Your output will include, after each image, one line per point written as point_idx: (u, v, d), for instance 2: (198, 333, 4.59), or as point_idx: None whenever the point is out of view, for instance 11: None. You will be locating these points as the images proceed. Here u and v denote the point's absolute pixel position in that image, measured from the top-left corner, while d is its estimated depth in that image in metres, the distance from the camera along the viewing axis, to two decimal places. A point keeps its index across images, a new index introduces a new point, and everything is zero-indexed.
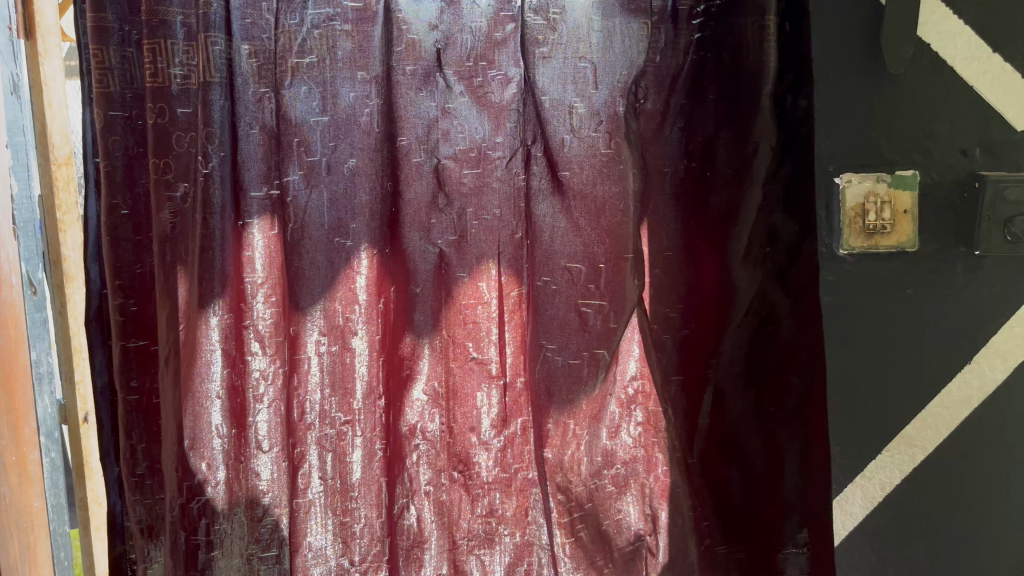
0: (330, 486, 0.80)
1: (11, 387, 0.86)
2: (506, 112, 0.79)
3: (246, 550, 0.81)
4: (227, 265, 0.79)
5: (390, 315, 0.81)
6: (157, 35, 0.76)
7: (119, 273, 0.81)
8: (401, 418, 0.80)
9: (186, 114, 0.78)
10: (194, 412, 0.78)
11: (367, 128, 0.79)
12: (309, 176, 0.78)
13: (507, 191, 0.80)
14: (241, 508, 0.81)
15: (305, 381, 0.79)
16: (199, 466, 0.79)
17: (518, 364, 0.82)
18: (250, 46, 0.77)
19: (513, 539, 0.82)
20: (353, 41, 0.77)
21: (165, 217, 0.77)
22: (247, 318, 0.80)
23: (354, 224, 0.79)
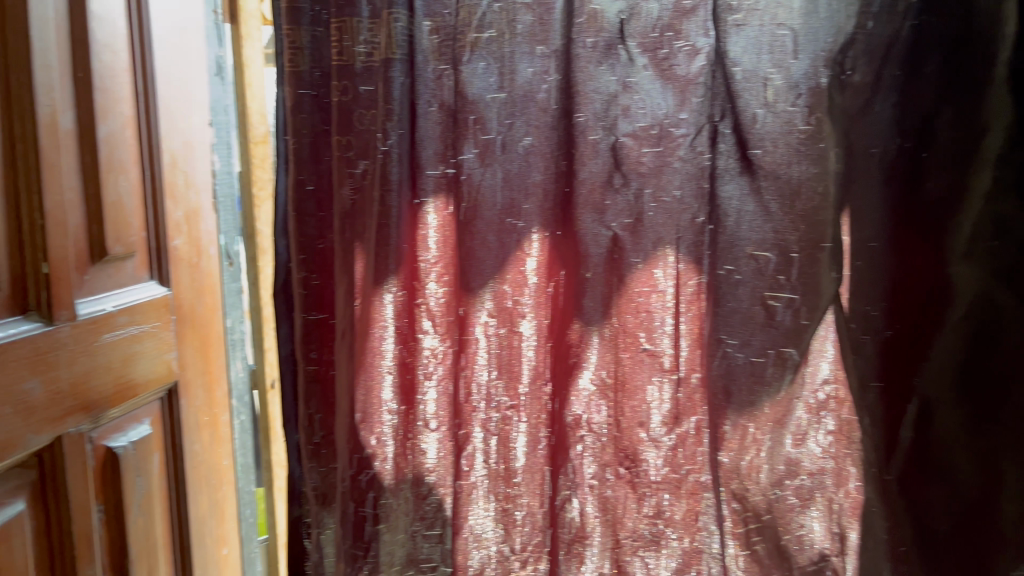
0: (493, 470, 0.79)
1: (207, 350, 0.91)
2: (693, 86, 0.73)
3: (410, 526, 0.83)
4: (403, 243, 0.80)
5: (559, 299, 0.78)
6: (345, 13, 0.78)
7: (303, 247, 0.84)
8: (567, 407, 0.77)
9: (368, 92, 0.79)
10: (367, 385, 0.81)
11: (544, 105, 0.76)
12: (484, 154, 0.76)
13: (690, 171, 0.74)
14: (408, 485, 0.82)
15: (474, 361, 0.78)
16: (369, 440, 0.82)
17: (694, 359, 0.75)
18: (431, 22, 0.76)
19: (680, 544, 0.77)
20: (534, 14, 0.74)
21: (346, 193, 0.80)
22: (420, 296, 0.80)
23: (528, 205, 0.77)
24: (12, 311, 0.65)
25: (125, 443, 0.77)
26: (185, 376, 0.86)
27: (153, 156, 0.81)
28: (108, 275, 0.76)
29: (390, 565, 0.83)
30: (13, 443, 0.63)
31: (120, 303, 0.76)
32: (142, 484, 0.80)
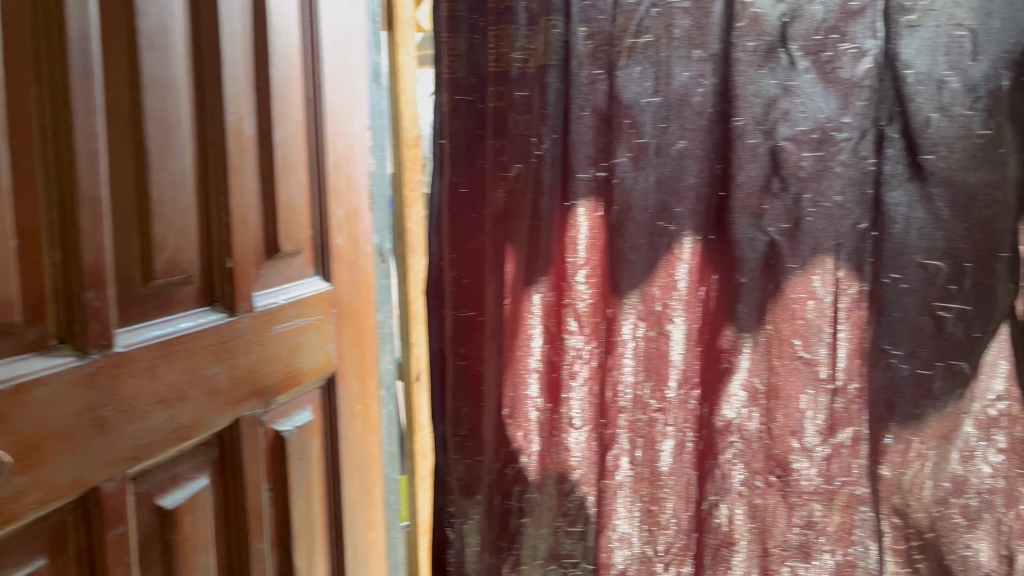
0: (639, 471, 0.86)
1: (363, 341, 0.96)
2: (857, 89, 0.78)
3: (553, 522, 0.91)
4: (552, 246, 0.87)
5: (711, 303, 0.84)
6: (503, 21, 0.85)
7: (454, 248, 0.90)
8: (717, 412, 0.83)
9: (523, 97, 0.85)
10: (516, 384, 0.90)
11: (699, 108, 0.81)
12: (637, 158, 0.83)
13: (852, 176, 0.79)
14: (552, 481, 0.90)
15: (620, 365, 0.85)
16: (516, 435, 0.90)
17: (853, 369, 0.81)
18: (588, 28, 0.82)
19: (833, 556, 0.82)
20: (691, 18, 0.80)
21: (499, 196, 0.88)
22: (568, 297, 0.87)
23: (680, 207, 0.83)
24: (201, 301, 0.71)
25: (291, 428, 0.82)
26: (343, 366, 0.91)
27: (319, 159, 0.86)
28: (280, 271, 0.81)
29: (533, 557, 0.92)
30: (200, 423, 0.69)
31: (290, 296, 0.81)
32: (305, 466, 0.85)
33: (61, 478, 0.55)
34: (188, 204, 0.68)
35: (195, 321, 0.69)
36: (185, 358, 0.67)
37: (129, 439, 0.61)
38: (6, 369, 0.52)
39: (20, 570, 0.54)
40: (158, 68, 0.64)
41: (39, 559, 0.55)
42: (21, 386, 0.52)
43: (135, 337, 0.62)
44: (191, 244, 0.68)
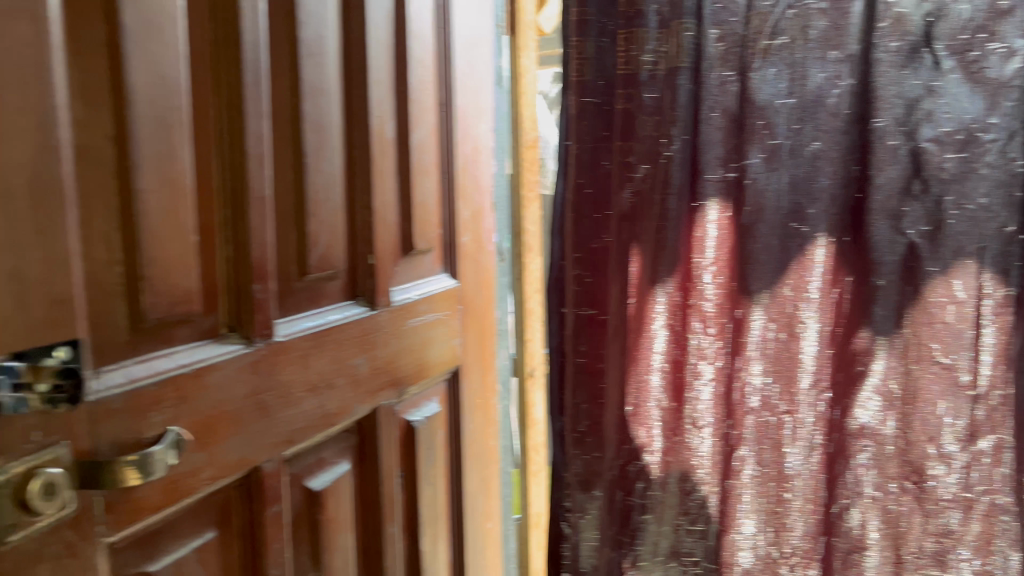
0: (765, 473, 0.90)
1: (483, 336, 0.98)
2: (1006, 89, 0.77)
3: (675, 519, 0.96)
4: (680, 243, 0.91)
5: (844, 305, 0.86)
6: (633, 24, 0.90)
7: (577, 246, 0.96)
8: (849, 416, 0.86)
9: (653, 99, 0.91)
10: (639, 383, 0.96)
11: (835, 110, 0.83)
12: (770, 159, 0.86)
13: (999, 177, 0.79)
14: (674, 479, 0.95)
15: (748, 365, 0.89)
16: (639, 432, 0.96)
17: (998, 377, 0.81)
18: (719, 31, 0.86)
19: (970, 565, 0.84)
20: (829, 19, 0.82)
21: (625, 196, 0.93)
22: (694, 296, 0.91)
23: (813, 209, 0.86)
24: (346, 295, 0.75)
25: (419, 418, 0.86)
26: (466, 361, 0.94)
27: (448, 160, 0.89)
28: (411, 267, 0.84)
29: (654, 554, 0.98)
30: (344, 411, 0.73)
31: (422, 292, 0.85)
32: (431, 456, 0.88)
33: (229, 457, 0.60)
34: (337, 204, 0.72)
35: (341, 315, 0.73)
36: (332, 349, 0.71)
37: (283, 423, 0.65)
38: (184, 355, 0.56)
39: (194, 542, 0.59)
40: (314, 75, 0.68)
41: (209, 531, 0.60)
42: (197, 371, 0.57)
43: (291, 327, 0.66)
44: (340, 242, 0.72)
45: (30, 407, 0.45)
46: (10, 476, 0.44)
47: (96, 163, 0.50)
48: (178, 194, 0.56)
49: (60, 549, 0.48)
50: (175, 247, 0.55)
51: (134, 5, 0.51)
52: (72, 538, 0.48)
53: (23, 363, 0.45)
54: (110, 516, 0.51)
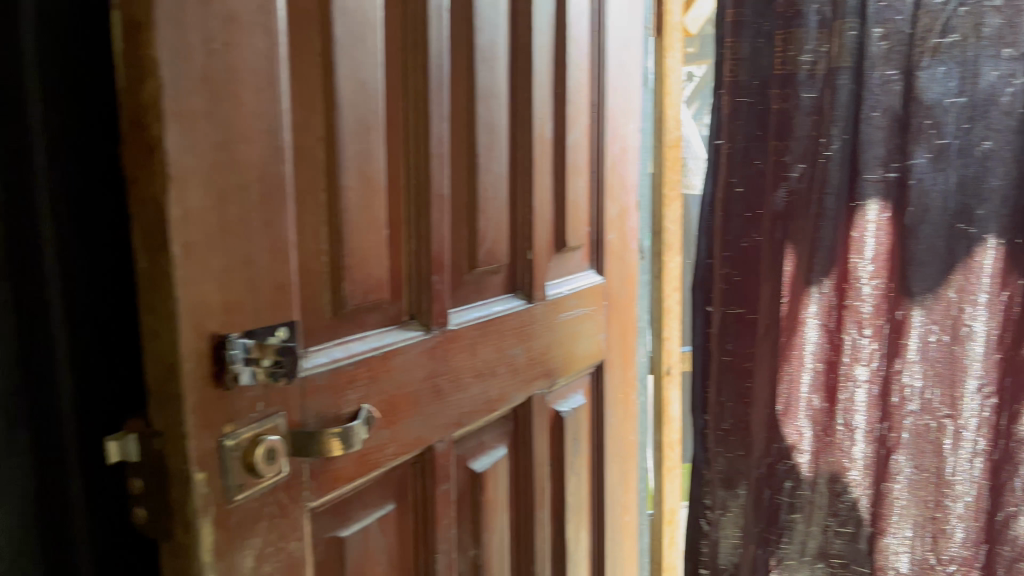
0: (923, 476, 0.92)
1: (625, 332, 1.00)
2: None
3: (824, 519, 0.99)
4: (837, 242, 0.93)
5: (1015, 309, 0.84)
6: (792, 25, 0.91)
7: (727, 245, 1.00)
8: (1018, 423, 0.85)
9: (811, 99, 0.92)
10: (791, 383, 0.98)
11: (1008, 108, 0.82)
12: (937, 158, 0.86)
13: None
14: (824, 480, 0.98)
15: (907, 366, 0.90)
16: (790, 432, 0.99)
17: None
18: (883, 29, 0.86)
19: None
20: (1003, 16, 0.81)
21: (780, 196, 0.95)
22: (850, 296, 0.93)
23: (982, 209, 0.85)
24: (506, 289, 0.78)
25: (567, 409, 0.88)
26: (610, 356, 0.97)
27: (599, 160, 0.91)
28: (564, 263, 0.87)
29: (801, 553, 1.01)
30: (504, 398, 0.76)
31: (573, 287, 0.88)
32: (577, 447, 0.91)
33: (409, 434, 0.64)
34: (502, 201, 0.75)
35: (504, 307, 0.76)
36: (496, 339, 0.74)
37: (453, 406, 0.69)
38: (374, 339, 0.61)
39: (377, 512, 0.63)
40: (487, 78, 0.71)
41: (389, 503, 0.64)
42: (385, 354, 0.61)
43: (462, 316, 0.71)
44: (504, 237, 0.76)
45: (256, 380, 0.50)
46: (239, 441, 0.50)
47: (310, 163, 0.55)
48: (374, 190, 0.60)
49: (275, 509, 0.53)
50: (372, 239, 0.60)
51: (344, 16, 0.56)
52: (284, 500, 0.54)
53: (252, 340, 0.50)
54: (314, 483, 0.56)
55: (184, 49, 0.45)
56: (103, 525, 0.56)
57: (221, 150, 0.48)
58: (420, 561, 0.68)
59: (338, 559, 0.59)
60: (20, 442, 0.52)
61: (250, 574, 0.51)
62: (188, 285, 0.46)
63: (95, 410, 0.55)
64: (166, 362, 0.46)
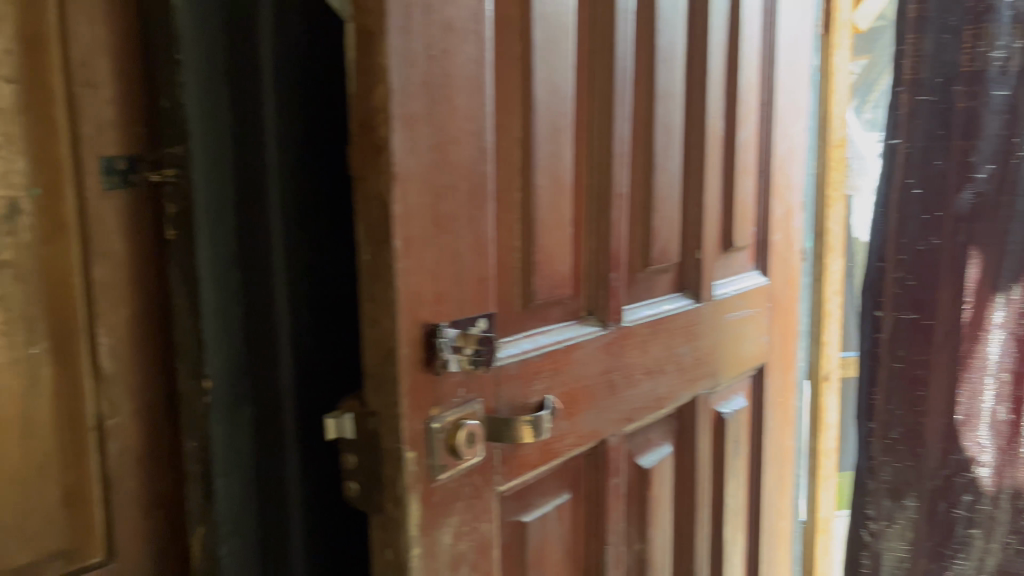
0: None
1: (786, 335, 0.99)
2: None
3: (1005, 537, 0.99)
4: None
5: None
6: (983, 19, 0.90)
7: (902, 248, 0.97)
8: None
9: (1002, 96, 0.91)
10: (971, 392, 0.97)
11: None
12: None
13: None
14: (1006, 495, 0.98)
15: None
16: (969, 445, 0.99)
17: None
18: None
19: None
20: None
21: (966, 198, 0.94)
22: None
23: None
24: (673, 287, 0.78)
25: (730, 411, 0.88)
26: (771, 358, 0.96)
27: (766, 160, 0.90)
28: (729, 264, 0.86)
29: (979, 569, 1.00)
30: (671, 396, 0.77)
31: (738, 288, 0.87)
32: (737, 449, 0.91)
33: (586, 427, 0.66)
34: (675, 200, 0.76)
35: (673, 305, 0.77)
36: (666, 337, 0.75)
37: (625, 402, 0.71)
38: (557, 333, 0.63)
39: (554, 500, 0.65)
40: (667, 79, 0.72)
41: (565, 493, 0.66)
42: (568, 347, 0.63)
43: (635, 314, 0.72)
44: (676, 237, 0.76)
45: (460, 367, 0.53)
46: (443, 424, 0.53)
47: (507, 163, 0.58)
48: (562, 189, 0.62)
49: (470, 490, 0.56)
50: (558, 236, 0.62)
51: (543, 22, 0.58)
52: (478, 482, 0.57)
53: (457, 330, 0.53)
54: (505, 467, 0.59)
55: (409, 56, 0.49)
56: (314, 505, 0.60)
57: (438, 151, 0.51)
58: (591, 551, 0.70)
59: (521, 543, 0.62)
60: (243, 418, 0.58)
61: (449, 550, 0.55)
62: (406, 276, 0.50)
63: (310, 398, 0.59)
64: (383, 348, 0.50)
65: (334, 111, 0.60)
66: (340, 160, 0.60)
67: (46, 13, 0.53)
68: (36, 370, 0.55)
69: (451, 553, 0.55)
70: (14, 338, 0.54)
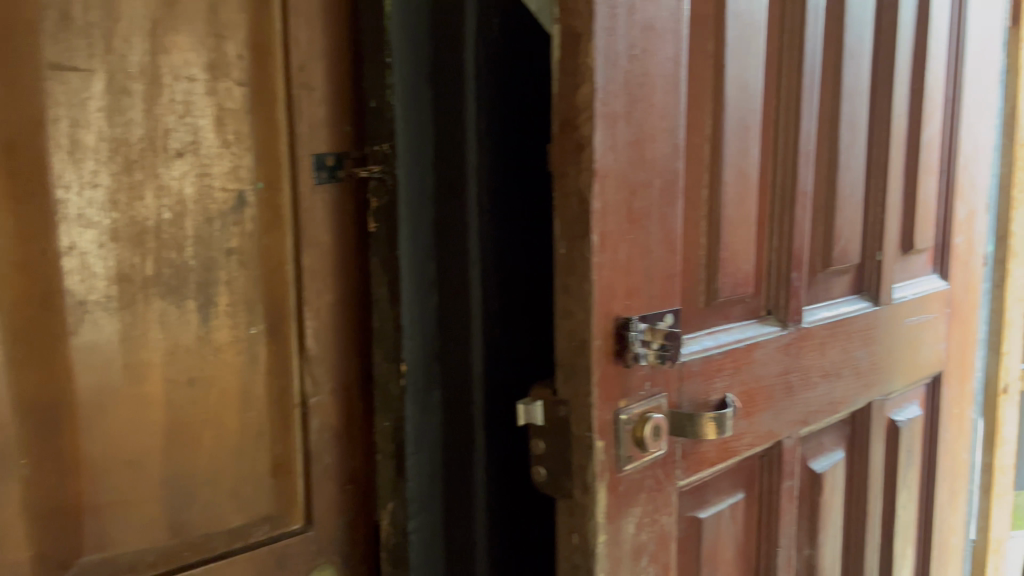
0: None
1: (965, 343, 0.94)
2: None
3: None
4: None
5: None
6: None
7: None
8: None
9: None
10: None
11: None
12: None
13: None
14: None
15: None
16: None
17: None
18: None
19: None
20: None
21: None
22: None
23: None
24: (851, 290, 0.76)
25: (904, 419, 0.85)
26: (949, 366, 0.91)
27: (951, 158, 0.86)
28: (909, 266, 0.83)
29: None
30: (846, 400, 0.75)
31: (917, 292, 0.84)
32: (910, 460, 0.87)
33: (763, 427, 0.66)
34: (857, 199, 0.74)
35: (851, 307, 0.75)
36: (843, 340, 0.73)
37: (802, 404, 0.69)
38: (738, 331, 0.63)
39: (729, 499, 0.65)
40: (853, 76, 0.71)
41: (738, 492, 0.66)
42: (749, 346, 0.63)
43: (814, 315, 0.70)
44: (857, 238, 0.74)
45: (647, 361, 0.54)
46: (631, 416, 0.54)
47: (696, 160, 0.58)
48: (748, 187, 0.62)
49: (652, 483, 0.57)
50: (743, 234, 0.62)
51: (736, 20, 0.58)
52: (660, 475, 0.58)
53: (646, 324, 0.54)
54: (685, 462, 0.59)
55: (613, 56, 0.50)
56: (499, 493, 0.62)
57: (634, 148, 0.52)
58: (762, 553, 0.69)
59: (696, 538, 0.62)
60: (433, 401, 0.61)
61: (631, 539, 0.56)
62: (602, 270, 0.51)
63: (499, 389, 0.61)
64: (576, 340, 0.52)
65: (532, 105, 0.61)
66: (537, 153, 0.62)
67: (272, 22, 0.58)
68: (254, 349, 0.60)
69: (633, 543, 0.56)
70: (237, 319, 0.59)
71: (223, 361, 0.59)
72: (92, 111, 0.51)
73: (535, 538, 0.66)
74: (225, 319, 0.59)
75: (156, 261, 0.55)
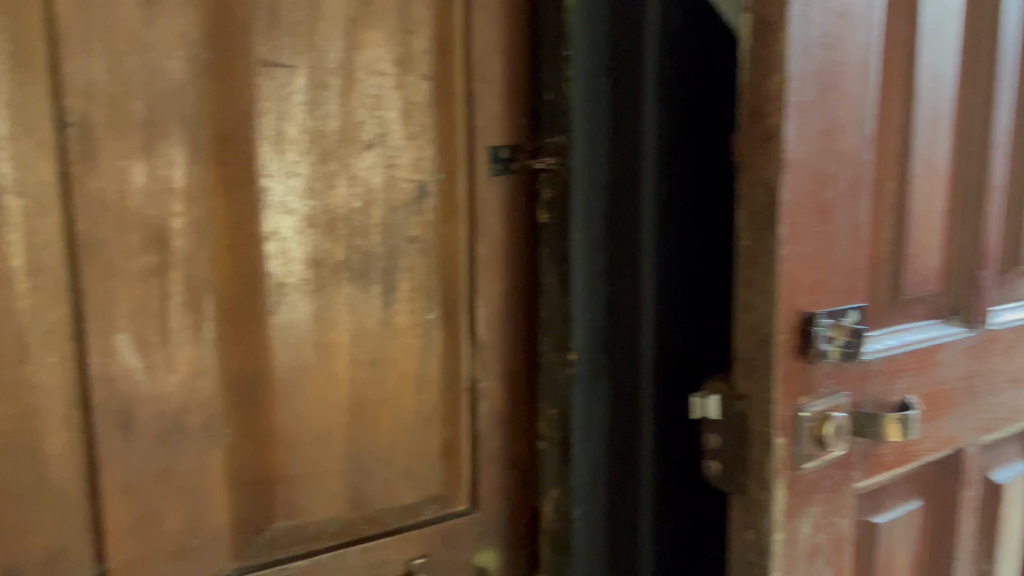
0: None
1: None
2: None
3: None
4: None
5: None
6: None
7: None
8: None
9: None
10: None
11: None
12: None
13: None
14: None
15: None
16: None
17: None
18: None
19: None
20: None
21: None
22: None
23: None
24: None
25: None
26: None
27: None
28: None
29: None
30: None
31: None
32: None
33: (944, 432, 0.63)
34: None
35: None
36: None
37: (986, 410, 0.66)
38: (921, 331, 0.61)
39: (905, 505, 0.63)
40: None
41: (915, 499, 0.64)
42: (933, 347, 0.60)
43: (1002, 317, 0.66)
44: None
45: (831, 359, 0.53)
46: (813, 414, 0.53)
47: (885, 151, 0.56)
48: (937, 180, 0.59)
49: (830, 483, 0.55)
50: (930, 229, 0.59)
51: (930, 5, 0.56)
52: (838, 476, 0.56)
53: (832, 320, 0.53)
54: (864, 464, 0.57)
55: (807, 44, 0.49)
56: (666, 487, 0.61)
57: (825, 138, 0.51)
58: (937, 564, 0.66)
59: (871, 543, 0.60)
60: (601, 392, 0.62)
61: (807, 539, 0.55)
62: (788, 263, 0.50)
63: (670, 383, 0.60)
64: (759, 333, 0.51)
65: (712, 98, 0.60)
66: (715, 146, 0.61)
67: (455, 18, 0.60)
68: (430, 334, 0.63)
69: (810, 543, 0.55)
70: (416, 304, 0.62)
71: (402, 344, 0.61)
72: (295, 104, 0.55)
73: (700, 537, 0.65)
74: (405, 304, 0.61)
75: (347, 247, 0.58)
